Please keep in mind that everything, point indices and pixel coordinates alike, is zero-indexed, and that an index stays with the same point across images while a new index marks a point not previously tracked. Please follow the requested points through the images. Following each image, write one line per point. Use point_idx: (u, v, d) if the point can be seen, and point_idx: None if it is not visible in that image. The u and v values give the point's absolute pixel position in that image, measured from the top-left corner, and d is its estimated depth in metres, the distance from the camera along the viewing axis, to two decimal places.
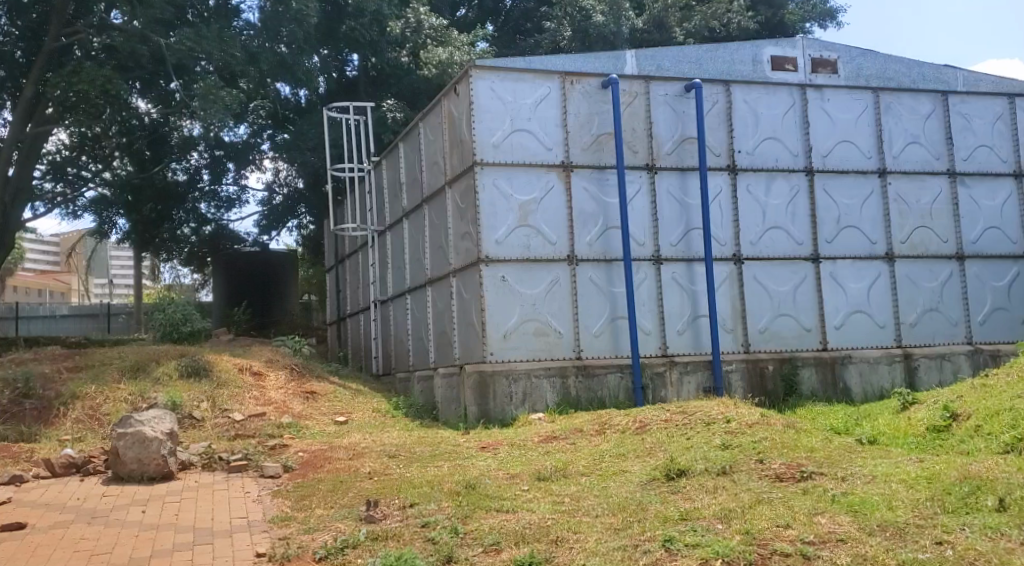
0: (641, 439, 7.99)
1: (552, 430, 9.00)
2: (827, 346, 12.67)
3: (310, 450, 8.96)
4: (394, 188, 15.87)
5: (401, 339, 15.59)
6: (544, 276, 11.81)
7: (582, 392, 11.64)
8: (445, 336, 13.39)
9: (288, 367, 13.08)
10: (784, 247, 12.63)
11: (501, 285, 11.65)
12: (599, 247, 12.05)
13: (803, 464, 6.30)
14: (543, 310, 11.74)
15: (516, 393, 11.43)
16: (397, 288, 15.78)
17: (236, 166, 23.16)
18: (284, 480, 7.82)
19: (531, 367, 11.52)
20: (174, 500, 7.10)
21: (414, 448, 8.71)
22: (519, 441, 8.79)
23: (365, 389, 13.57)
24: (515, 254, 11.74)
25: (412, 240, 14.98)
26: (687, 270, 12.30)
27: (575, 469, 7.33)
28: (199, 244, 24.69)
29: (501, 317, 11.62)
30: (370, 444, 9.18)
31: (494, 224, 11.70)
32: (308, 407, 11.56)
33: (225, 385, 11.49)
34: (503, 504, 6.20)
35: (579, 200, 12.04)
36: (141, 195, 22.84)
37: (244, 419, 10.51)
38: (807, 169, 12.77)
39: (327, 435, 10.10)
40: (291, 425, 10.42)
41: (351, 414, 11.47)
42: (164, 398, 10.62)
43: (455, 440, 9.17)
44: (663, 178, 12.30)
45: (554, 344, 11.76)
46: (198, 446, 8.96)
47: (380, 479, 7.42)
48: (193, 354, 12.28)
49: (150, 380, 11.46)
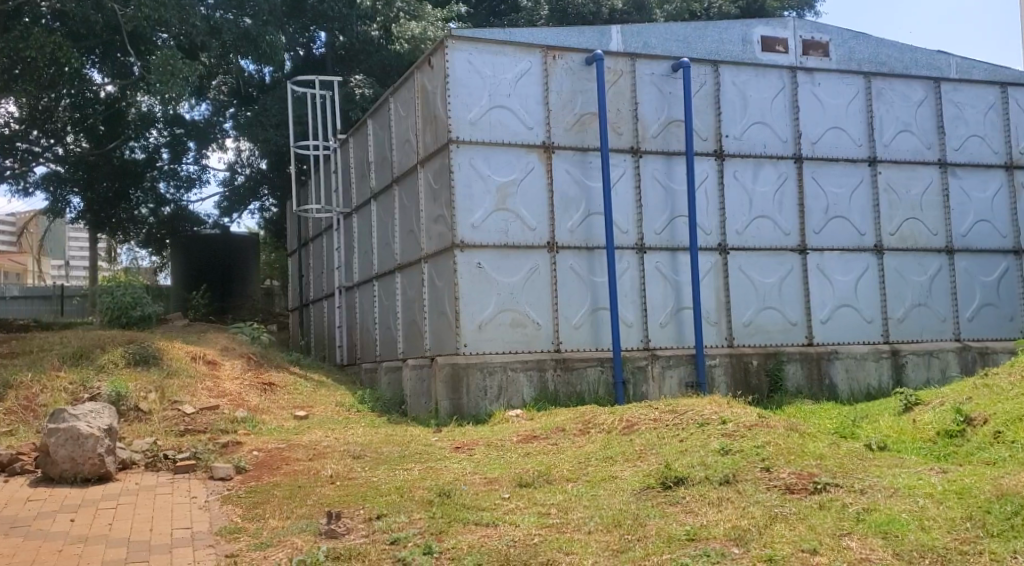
0: (629, 442, 7.36)
1: (529, 432, 8.35)
2: (813, 340, 12.12)
3: (267, 449, 8.24)
4: (362, 168, 15.09)
5: (367, 328, 14.84)
6: (522, 263, 11.21)
7: (561, 386, 11.07)
8: (414, 326, 12.70)
9: (246, 355, 12.30)
10: (772, 237, 12.03)
11: (477, 272, 11.03)
12: (581, 234, 11.46)
13: (816, 474, 5.66)
14: (521, 300, 11.15)
15: (491, 387, 10.82)
16: (363, 274, 15.02)
17: (198, 145, 22.35)
18: (236, 483, 7.09)
19: (507, 360, 10.91)
20: (110, 507, 6.38)
21: (381, 448, 8.06)
22: (494, 442, 8.11)
23: (328, 381, 12.83)
24: (492, 239, 11.11)
25: (380, 224, 14.24)
26: (671, 260, 11.70)
27: (560, 475, 6.67)
28: (159, 227, 23.47)
29: (476, 307, 11.00)
30: (332, 443, 8.47)
31: (470, 207, 11.05)
32: (265, 399, 10.81)
33: (176, 375, 10.77)
34: (482, 516, 5.54)
35: (560, 183, 11.42)
36: (95, 173, 21.74)
37: (196, 413, 9.77)
38: (797, 156, 12.17)
39: (286, 432, 9.37)
40: (246, 420, 9.68)
41: (313, 408, 10.73)
42: (108, 387, 9.83)
43: (425, 440, 8.48)
44: (648, 161, 11.66)
45: (532, 336, 11.19)
46: (141, 444, 8.23)
47: (343, 485, 6.72)
48: (142, 342, 11.46)
49: (94, 369, 10.67)
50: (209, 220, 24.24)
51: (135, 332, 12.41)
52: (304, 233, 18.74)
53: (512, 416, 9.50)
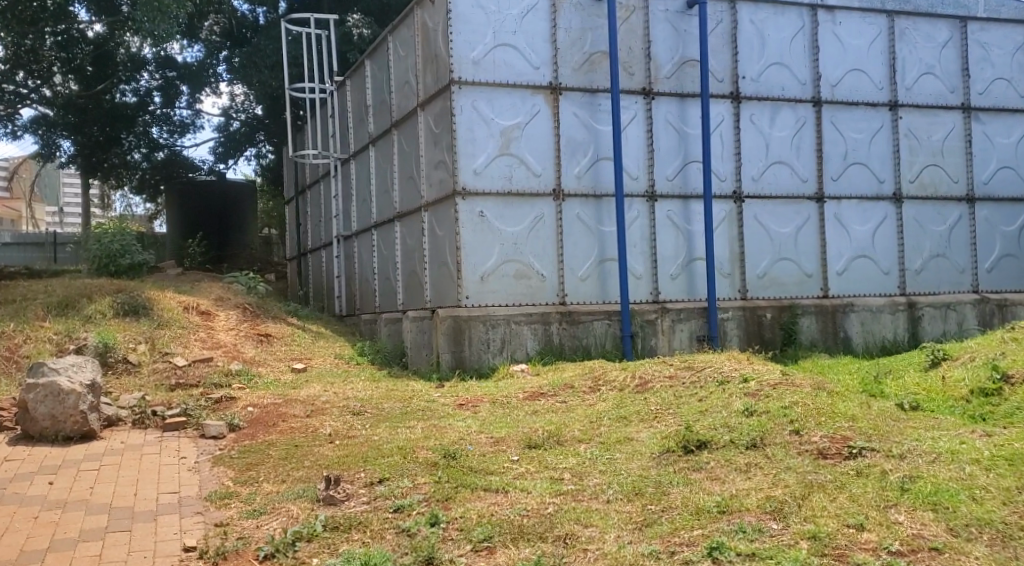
0: (643, 401, 6.97)
1: (537, 388, 7.95)
2: (828, 293, 11.71)
3: (262, 405, 7.85)
4: (360, 112, 14.54)
5: (366, 279, 14.41)
6: (527, 212, 10.75)
7: (566, 340, 10.66)
8: (415, 277, 12.28)
9: (241, 307, 11.85)
10: (788, 184, 11.56)
11: (480, 221, 10.58)
12: (589, 181, 10.98)
13: (851, 437, 5.25)
14: (526, 251, 10.73)
15: (494, 340, 10.41)
16: (362, 223, 14.55)
17: (191, 89, 21.85)
18: (229, 442, 6.71)
19: (511, 312, 10.48)
20: (93, 469, 6.01)
21: (382, 405, 7.69)
22: (501, 399, 7.71)
23: (326, 332, 12.44)
24: (496, 186, 10.64)
25: (379, 170, 13.73)
26: (683, 208, 11.26)
27: (572, 436, 6.28)
28: (152, 172, 23.03)
29: (479, 257, 10.58)
30: (330, 399, 8.08)
31: (473, 152, 10.55)
32: (261, 351, 10.41)
33: (167, 326, 10.41)
34: (492, 481, 5.14)
35: (567, 126, 10.93)
36: (86, 116, 21.12)
37: (188, 365, 9.40)
38: (815, 100, 11.64)
39: (282, 386, 8.98)
40: (241, 372, 9.29)
41: (311, 360, 10.33)
42: (94, 339, 9.55)
43: (427, 396, 8.08)
44: (660, 104, 11.16)
45: (537, 288, 10.77)
46: (129, 399, 7.87)
47: (343, 444, 6.33)
48: (131, 291, 11.08)
49: (81, 319, 10.29)
50: (203, 167, 23.73)
51: (125, 281, 12.00)
52: (301, 180, 18.23)
53: (520, 372, 9.10)
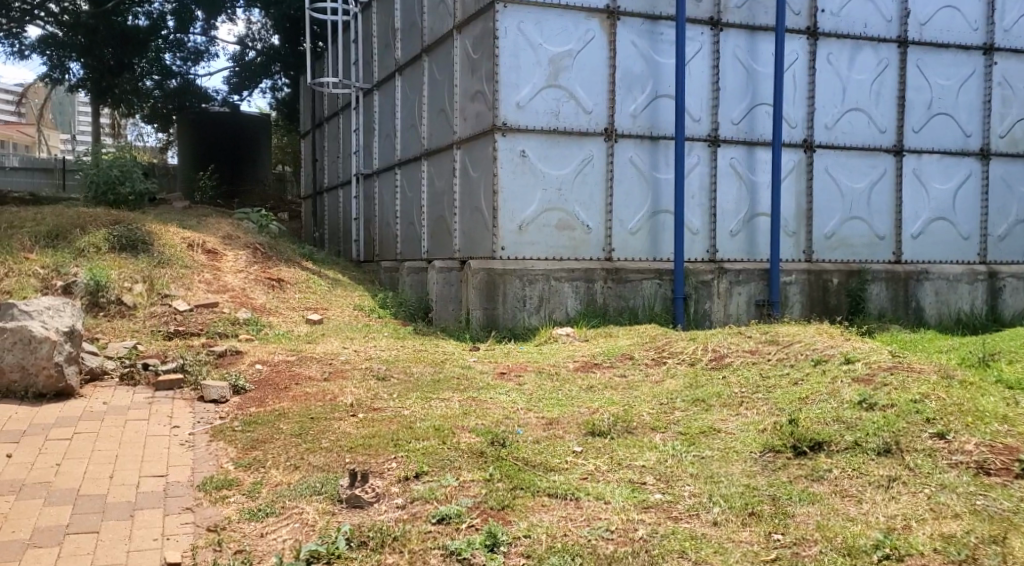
0: (722, 380, 5.86)
1: (588, 357, 6.87)
2: (901, 258, 10.53)
3: (271, 362, 6.78)
4: (386, 36, 13.34)
5: (387, 222, 13.33)
6: (574, 154, 9.92)
7: (611, 300, 9.90)
8: (442, 223, 11.20)
9: (251, 247, 10.73)
10: (864, 134, 10.34)
11: (521, 162, 9.74)
12: (646, 120, 10.15)
13: (1013, 447, 4.24)
14: (570, 198, 9.91)
15: (531, 297, 9.66)
16: (384, 160, 13.42)
17: (207, 14, 20.65)
18: (230, 410, 5.66)
19: (551, 267, 9.72)
20: (64, 439, 4.97)
21: (411, 370, 6.66)
22: (547, 370, 6.63)
23: (343, 279, 11.34)
24: (541, 122, 9.79)
25: (405, 102, 12.56)
26: (747, 155, 10.33)
27: (642, 422, 5.18)
28: (165, 102, 21.86)
29: (518, 203, 9.76)
30: (352, 359, 7.04)
31: (516, 82, 9.70)
32: (272, 298, 9.30)
33: (169, 265, 9.35)
34: (556, 483, 4.10)
35: (625, 57, 10.05)
36: (96, 37, 19.65)
37: (190, 311, 8.35)
38: (901, 40, 10.37)
39: (296, 339, 7.93)
40: (249, 321, 8.22)
41: (328, 311, 9.23)
42: (84, 276, 8.53)
43: (462, 361, 7.01)
44: (729, 36, 10.19)
45: (580, 240, 9.97)
46: (119, 349, 6.84)
47: (367, 419, 5.28)
48: (130, 224, 10.00)
49: (71, 252, 9.25)
50: (217, 98, 22.58)
51: (124, 213, 10.93)
52: (319, 112, 17.01)
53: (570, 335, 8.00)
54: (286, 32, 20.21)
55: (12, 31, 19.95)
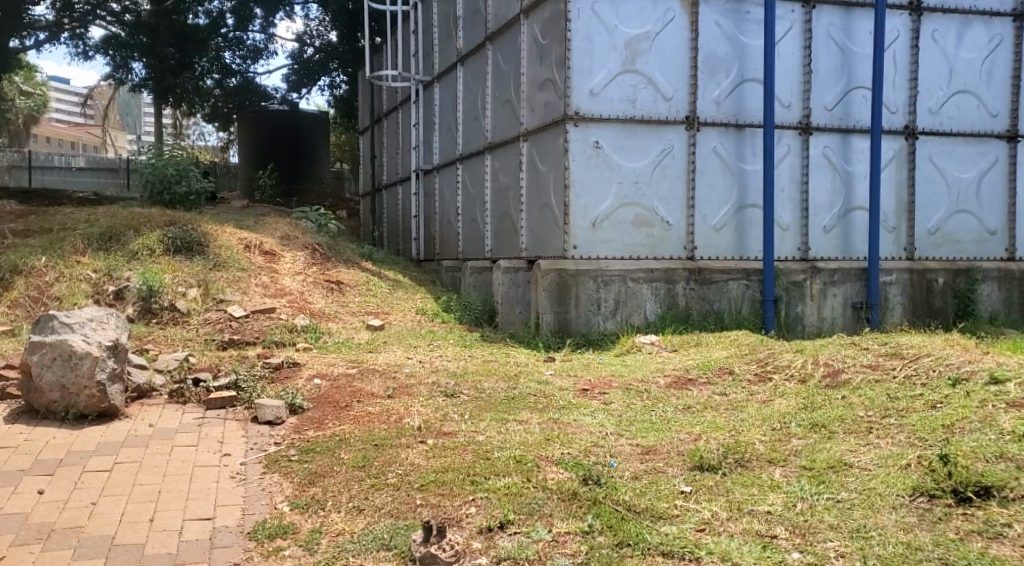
0: (842, 401, 5.16)
1: (680, 372, 6.17)
2: (1013, 255, 9.65)
3: (331, 376, 6.18)
4: (447, 25, 12.73)
5: (448, 219, 12.74)
6: (652, 144, 9.21)
7: (694, 304, 9.17)
8: (507, 220, 10.55)
9: (309, 247, 10.20)
10: (973, 119, 9.46)
11: (595, 153, 9.05)
12: (731, 107, 9.40)
13: None
14: (648, 193, 9.20)
15: (606, 300, 8.98)
16: (445, 155, 12.82)
17: (266, 11, 20.27)
18: (286, 432, 5.10)
19: (627, 267, 9.01)
20: (104, 470, 4.54)
21: (484, 385, 6.04)
22: (636, 389, 5.93)
23: (404, 280, 10.73)
24: (617, 110, 9.09)
25: (467, 94, 11.94)
26: (842, 144, 9.57)
27: (757, 456, 4.52)
28: (224, 99, 21.93)
29: (592, 198, 9.07)
30: (417, 372, 6.42)
31: (590, 68, 9.01)
32: (331, 303, 8.73)
33: (225, 268, 8.87)
34: (670, 538, 3.77)
35: (709, 38, 9.31)
36: (157, 36, 19.26)
37: (246, 318, 7.82)
38: (1016, 14, 9.46)
39: (358, 348, 7.36)
40: (307, 328, 7.66)
41: (389, 316, 8.61)
42: (136, 280, 8.08)
43: (538, 375, 6.34)
44: (822, 14, 9.44)
45: (660, 239, 9.26)
46: (169, 362, 6.31)
47: (438, 446, 4.65)
48: (185, 225, 9.55)
49: (124, 255, 8.80)
50: (276, 96, 22.34)
51: (180, 213, 10.49)
52: (378, 107, 16.49)
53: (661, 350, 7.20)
54: (344, 27, 19.76)
55: (75, 32, 19.82)
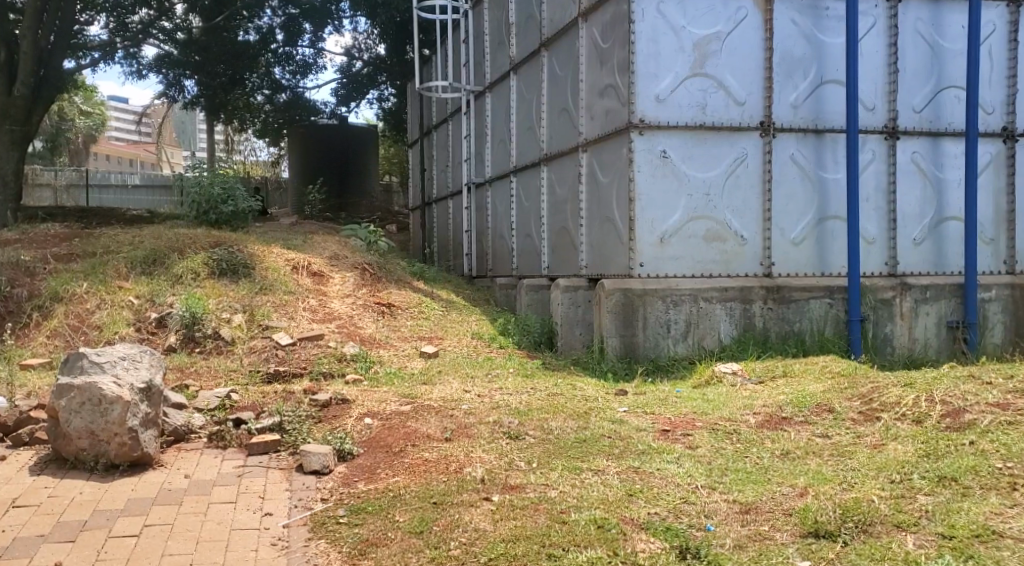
0: (970, 448, 4.56)
1: (772, 409, 5.53)
2: None
3: (382, 415, 5.62)
4: (499, 33, 12.20)
5: (502, 234, 12.18)
6: (724, 152, 8.52)
7: (772, 324, 8.46)
8: (565, 235, 9.94)
9: (358, 267, 9.67)
10: None
11: (662, 163, 8.38)
12: (809, 111, 8.70)
13: None
14: (720, 205, 8.51)
15: (677, 322, 8.29)
16: (498, 168, 12.28)
17: (315, 26, 19.95)
18: (335, 485, 4.59)
19: (699, 286, 8.32)
20: (131, 535, 4.11)
21: (552, 424, 5.44)
22: (725, 433, 5.27)
23: (458, 299, 10.12)
24: (686, 117, 8.43)
25: (521, 103, 11.37)
26: (932, 149, 8.96)
27: (882, 517, 3.96)
28: (274, 114, 21.72)
29: (660, 212, 8.40)
30: (476, 408, 5.83)
31: (656, 72, 8.37)
32: (382, 327, 8.18)
33: (272, 291, 8.38)
34: None
35: (785, 38, 8.62)
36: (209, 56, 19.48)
37: (294, 345, 7.31)
38: None
39: (412, 378, 6.82)
40: (356, 356, 7.12)
41: (443, 341, 7.99)
42: (179, 307, 7.60)
43: (611, 412, 5.71)
44: (909, 9, 8.83)
45: (733, 254, 8.56)
46: (210, 401, 5.77)
47: (506, 506, 4.15)
48: (231, 246, 9.09)
49: (168, 279, 8.34)
50: (325, 110, 21.98)
51: (226, 233, 10.04)
52: (427, 119, 16.00)
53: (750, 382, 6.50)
54: (392, 40, 19.40)
55: (129, 51, 19.65)
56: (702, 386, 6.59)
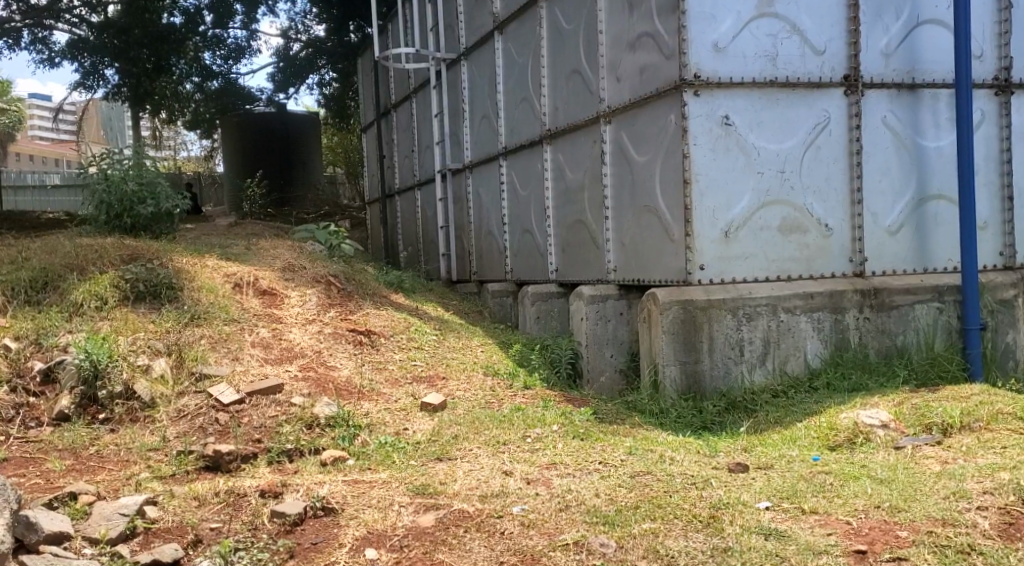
0: None
1: (1004, 501, 3.60)
2: None
3: (391, 541, 3.61)
4: None
5: (489, 229, 10.08)
6: (801, 117, 6.53)
7: (870, 339, 6.54)
8: (581, 230, 7.88)
9: (321, 280, 7.49)
10: None
11: (723, 133, 6.36)
12: (903, 60, 6.74)
13: None
14: (798, 185, 6.52)
15: (752, 343, 6.30)
16: (480, 149, 10.17)
17: (248, 6, 17.83)
18: None
19: (778, 293, 6.33)
20: None
21: (673, 547, 3.43)
22: (965, 560, 3.31)
23: (450, 316, 8.02)
24: (752, 70, 6.41)
25: (511, 68, 9.27)
26: None
27: None
28: (206, 103, 19.22)
29: (722, 197, 6.38)
30: (538, 513, 3.75)
31: (714, 12, 6.32)
32: (361, 365, 6.06)
33: (209, 323, 6.19)
34: None
35: None
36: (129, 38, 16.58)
37: (243, 407, 5.16)
38: None
39: (419, 452, 4.72)
40: (333, 421, 4.95)
41: (448, 384, 5.90)
42: (75, 352, 5.39)
43: (753, 514, 3.65)
44: None
45: (816, 250, 6.57)
46: (107, 525, 3.74)
47: None
48: (151, 261, 6.82)
49: (61, 311, 6.09)
50: (262, 97, 19.55)
51: (146, 243, 7.77)
52: (385, 98, 13.76)
53: (927, 452, 4.44)
54: (334, 16, 17.08)
55: (36, 34, 16.98)
56: (845, 449, 4.60)
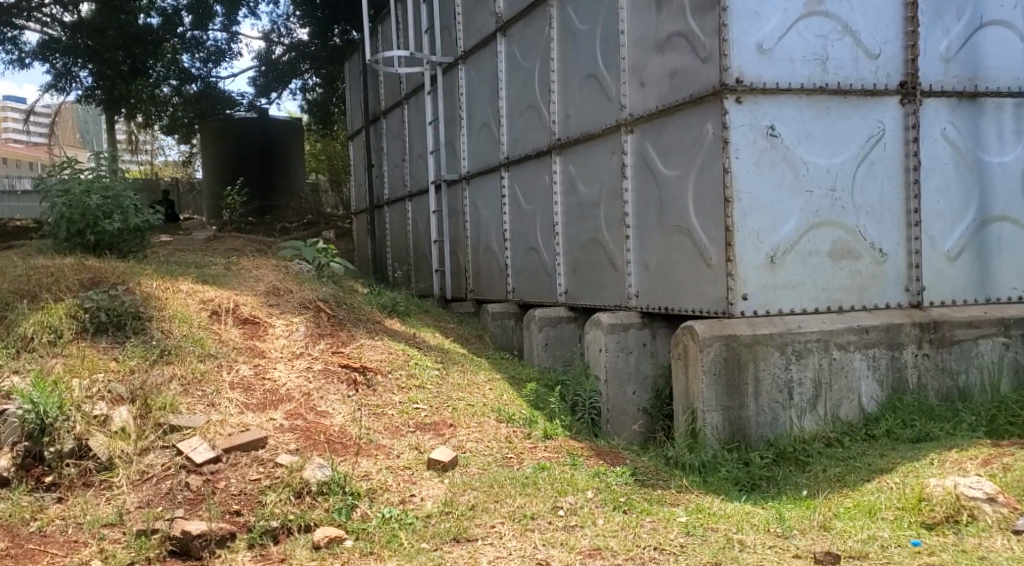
0: None
1: None
2: None
3: None
4: None
5: (489, 245, 9.30)
6: (854, 128, 5.78)
7: (929, 380, 5.81)
8: (596, 250, 7.09)
9: (309, 306, 6.67)
10: None
11: (769, 145, 5.60)
12: (965, 66, 6.02)
13: None
14: (849, 204, 5.77)
15: (801, 386, 5.55)
16: (479, 159, 9.38)
17: (228, 8, 16.96)
18: None
19: (831, 327, 5.58)
20: None
21: None
22: None
23: (451, 346, 7.23)
24: (800, 75, 5.66)
25: (515, 71, 8.49)
26: None
27: None
28: (183, 107, 18.30)
29: (767, 219, 5.61)
30: None
31: (759, 9, 5.56)
32: (356, 409, 5.25)
33: (180, 360, 5.37)
34: None
35: None
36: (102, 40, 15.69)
37: (218, 471, 4.45)
38: None
39: (424, 528, 4.15)
40: (325, 487, 4.34)
41: (456, 434, 5.13)
42: (19, 400, 4.56)
43: None
44: None
45: (870, 278, 5.82)
46: None
47: None
48: (114, 286, 5.98)
49: (6, 346, 5.25)
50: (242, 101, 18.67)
51: (112, 264, 6.92)
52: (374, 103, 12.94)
53: None
54: (318, 19, 16.25)
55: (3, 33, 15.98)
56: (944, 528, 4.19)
